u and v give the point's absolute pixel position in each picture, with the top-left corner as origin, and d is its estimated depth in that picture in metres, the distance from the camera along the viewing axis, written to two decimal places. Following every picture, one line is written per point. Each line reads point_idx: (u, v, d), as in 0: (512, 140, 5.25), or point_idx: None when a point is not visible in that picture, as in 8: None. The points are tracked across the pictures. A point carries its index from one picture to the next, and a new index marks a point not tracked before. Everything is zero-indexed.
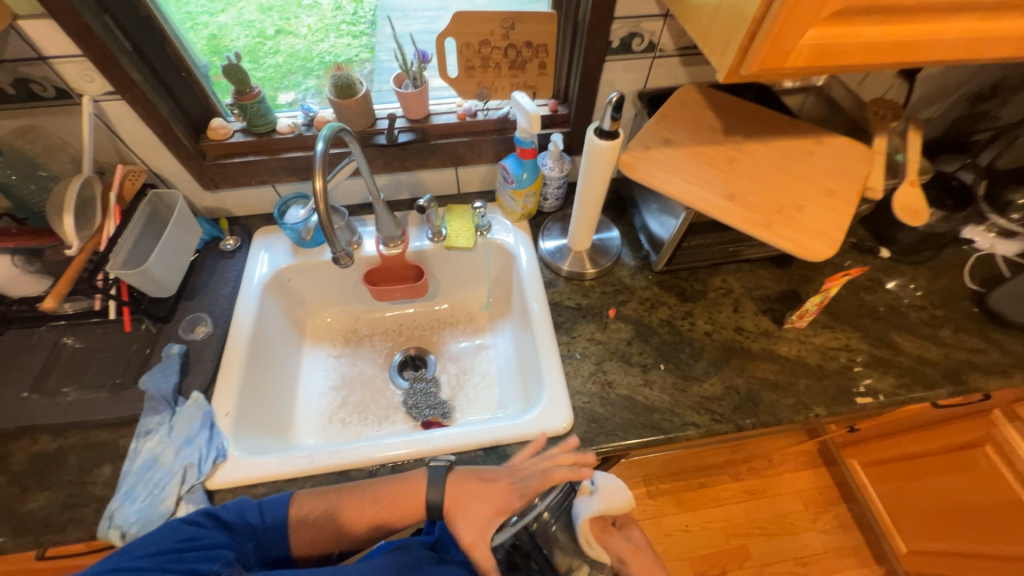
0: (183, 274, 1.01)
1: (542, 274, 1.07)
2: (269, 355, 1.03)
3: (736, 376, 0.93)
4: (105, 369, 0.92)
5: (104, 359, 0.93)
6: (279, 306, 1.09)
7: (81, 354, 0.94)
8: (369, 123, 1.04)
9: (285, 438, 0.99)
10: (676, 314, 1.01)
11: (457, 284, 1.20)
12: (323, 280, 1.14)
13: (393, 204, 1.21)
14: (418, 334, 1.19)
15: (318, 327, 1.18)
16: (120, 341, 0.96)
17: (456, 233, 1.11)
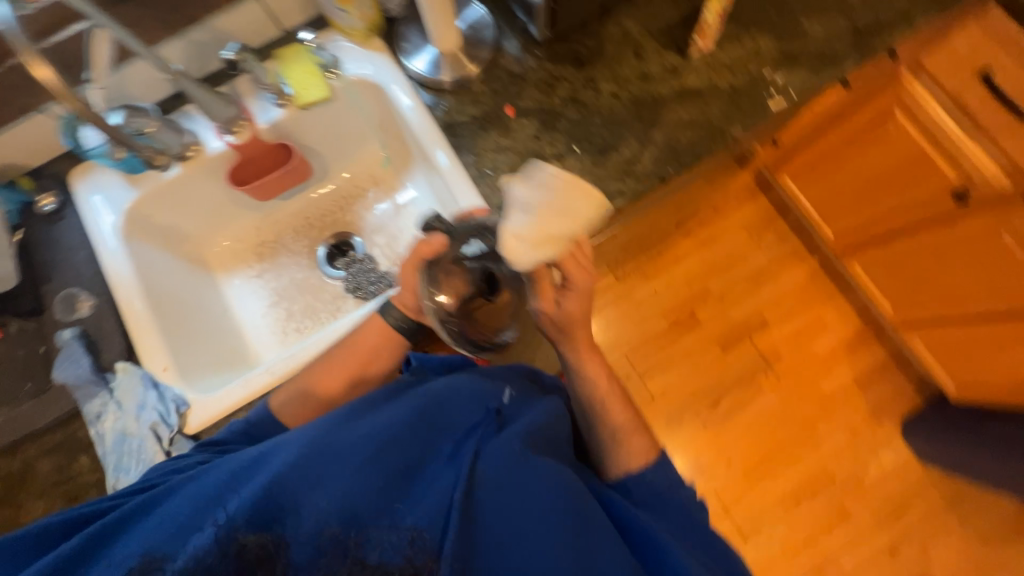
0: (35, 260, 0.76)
1: (430, 118, 0.83)
2: (177, 299, 0.82)
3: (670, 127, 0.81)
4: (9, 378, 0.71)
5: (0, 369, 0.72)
6: (155, 250, 0.83)
7: None
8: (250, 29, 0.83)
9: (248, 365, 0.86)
10: (577, 85, 0.83)
11: (339, 139, 0.93)
12: (191, 204, 0.86)
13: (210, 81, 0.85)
14: (332, 217, 0.96)
15: (214, 256, 0.93)
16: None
17: (302, 86, 0.82)
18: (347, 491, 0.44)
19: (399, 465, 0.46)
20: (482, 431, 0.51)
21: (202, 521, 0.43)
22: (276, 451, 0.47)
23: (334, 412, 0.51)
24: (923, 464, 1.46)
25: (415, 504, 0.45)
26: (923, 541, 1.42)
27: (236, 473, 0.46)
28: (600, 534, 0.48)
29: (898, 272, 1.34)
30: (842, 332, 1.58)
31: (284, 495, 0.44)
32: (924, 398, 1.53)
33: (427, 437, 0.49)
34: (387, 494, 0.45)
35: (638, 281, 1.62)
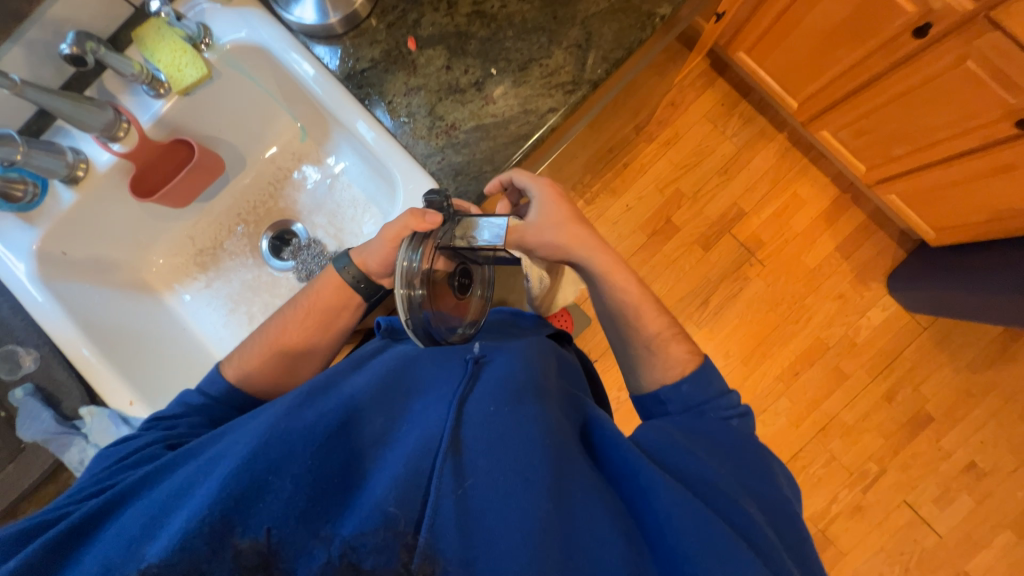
0: None
1: (336, 74, 0.74)
2: (124, 332, 0.79)
3: (591, 11, 0.72)
4: None
5: None
6: (85, 285, 0.78)
7: None
8: (86, 13, 0.71)
9: None
10: None
11: (248, 122, 0.84)
12: (104, 227, 0.79)
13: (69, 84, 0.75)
14: (264, 209, 0.89)
15: (156, 275, 0.87)
16: None
17: (176, 65, 0.72)
18: (311, 464, 0.40)
19: (364, 439, 0.44)
20: (458, 383, 0.50)
21: (164, 520, 0.38)
22: (229, 448, 0.43)
23: (291, 399, 0.48)
24: (908, 312, 1.51)
25: (387, 463, 0.42)
26: (916, 381, 1.49)
27: (195, 472, 0.42)
28: (579, 458, 0.46)
29: (865, 127, 1.29)
30: (819, 204, 1.56)
31: (244, 482, 0.38)
32: (905, 250, 1.54)
33: (393, 406, 0.48)
34: (354, 466, 0.42)
35: (608, 199, 1.57)
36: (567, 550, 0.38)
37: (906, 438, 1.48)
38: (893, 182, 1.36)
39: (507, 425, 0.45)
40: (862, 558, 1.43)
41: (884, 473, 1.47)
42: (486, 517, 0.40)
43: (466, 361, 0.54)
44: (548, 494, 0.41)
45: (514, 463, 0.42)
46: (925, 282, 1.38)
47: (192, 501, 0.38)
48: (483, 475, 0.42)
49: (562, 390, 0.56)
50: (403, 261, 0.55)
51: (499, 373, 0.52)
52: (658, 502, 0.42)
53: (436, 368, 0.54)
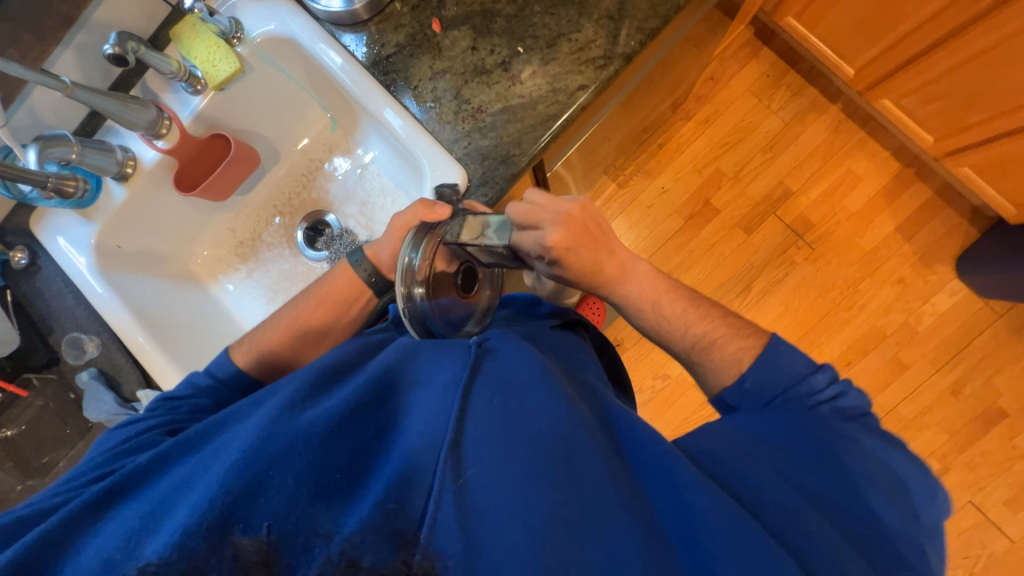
0: (10, 319, 0.75)
1: (362, 60, 0.73)
2: (173, 320, 0.83)
3: None
4: (55, 428, 0.77)
5: (44, 423, 0.77)
6: (139, 276, 0.83)
7: (18, 437, 0.76)
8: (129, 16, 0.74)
9: None
10: None
11: (280, 115, 0.86)
12: (155, 222, 0.84)
13: (117, 86, 0.78)
14: (298, 200, 0.91)
15: (205, 267, 0.92)
16: (36, 407, 0.77)
17: (211, 61, 0.74)
18: (312, 459, 0.39)
19: (367, 433, 0.43)
20: (459, 371, 0.46)
21: (171, 514, 0.39)
22: (231, 442, 0.43)
23: (293, 389, 0.46)
24: (980, 297, 1.37)
25: (388, 460, 0.41)
26: (989, 373, 1.36)
27: (197, 468, 0.43)
28: (596, 451, 0.45)
29: (934, 92, 1.16)
30: (877, 181, 1.43)
31: (244, 477, 0.38)
32: (978, 229, 1.39)
33: (391, 397, 0.45)
34: (359, 461, 0.41)
35: (643, 182, 1.50)
36: (574, 534, 0.38)
37: (975, 435, 1.35)
38: (967, 154, 1.23)
39: (512, 420, 0.43)
40: None
41: (948, 471, 1.35)
42: (494, 512, 0.38)
43: (470, 345, 0.51)
44: (556, 487, 0.40)
45: (523, 456, 0.41)
46: (1003, 264, 1.24)
47: (193, 494, 0.39)
48: (489, 468, 0.40)
49: (572, 380, 0.53)
50: (406, 258, 0.59)
51: (510, 364, 0.49)
52: (693, 502, 0.41)
53: (438, 354, 0.50)
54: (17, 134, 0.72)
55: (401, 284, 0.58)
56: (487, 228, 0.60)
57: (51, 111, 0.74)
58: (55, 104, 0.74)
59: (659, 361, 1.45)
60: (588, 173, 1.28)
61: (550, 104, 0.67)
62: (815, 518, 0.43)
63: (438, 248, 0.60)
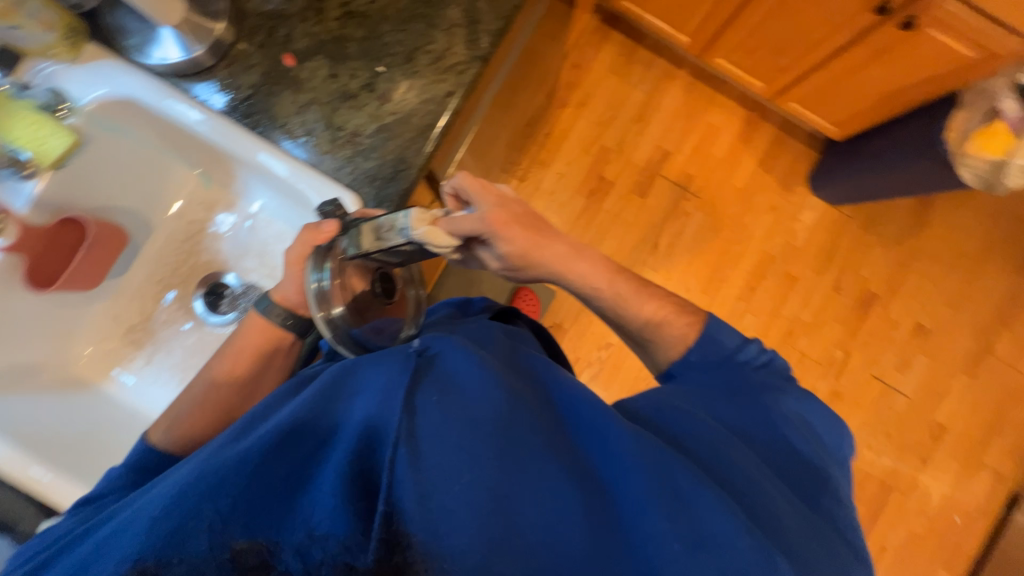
0: None
1: (219, 106, 0.70)
2: (66, 430, 0.74)
3: None
4: None
5: None
6: (7, 396, 0.71)
7: None
8: None
9: None
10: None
11: (142, 182, 0.79)
12: (13, 332, 0.73)
13: None
14: (187, 267, 0.84)
15: (92, 366, 0.81)
16: None
17: (34, 139, 0.65)
18: (241, 488, 0.36)
19: (311, 440, 0.40)
20: (400, 372, 0.43)
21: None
22: (151, 494, 0.38)
23: (238, 430, 0.45)
24: (834, 206, 1.62)
25: (327, 468, 0.38)
26: (857, 266, 1.62)
27: (120, 525, 0.38)
28: (546, 423, 0.44)
29: (753, 45, 1.35)
30: (733, 128, 1.64)
31: (170, 518, 0.35)
32: (818, 151, 1.65)
33: (333, 410, 0.42)
34: (304, 471, 0.38)
35: (540, 172, 1.58)
36: (525, 512, 0.37)
37: (861, 319, 1.60)
38: (791, 91, 1.45)
39: (449, 400, 0.41)
40: None
41: (850, 355, 1.59)
42: (445, 502, 0.36)
43: (409, 355, 0.47)
44: (499, 458, 0.39)
45: (473, 442, 0.39)
46: (841, 175, 1.48)
47: (123, 541, 0.36)
48: (438, 459, 0.37)
49: (515, 362, 0.52)
50: (313, 287, 0.59)
51: (454, 358, 0.46)
52: (631, 463, 0.41)
53: (378, 366, 0.46)
54: None
55: (314, 310, 0.58)
56: (382, 232, 0.53)
57: None
58: None
59: (599, 332, 1.53)
60: (486, 174, 1.32)
61: (424, 115, 0.69)
62: (737, 450, 0.48)
63: (344, 265, 0.60)
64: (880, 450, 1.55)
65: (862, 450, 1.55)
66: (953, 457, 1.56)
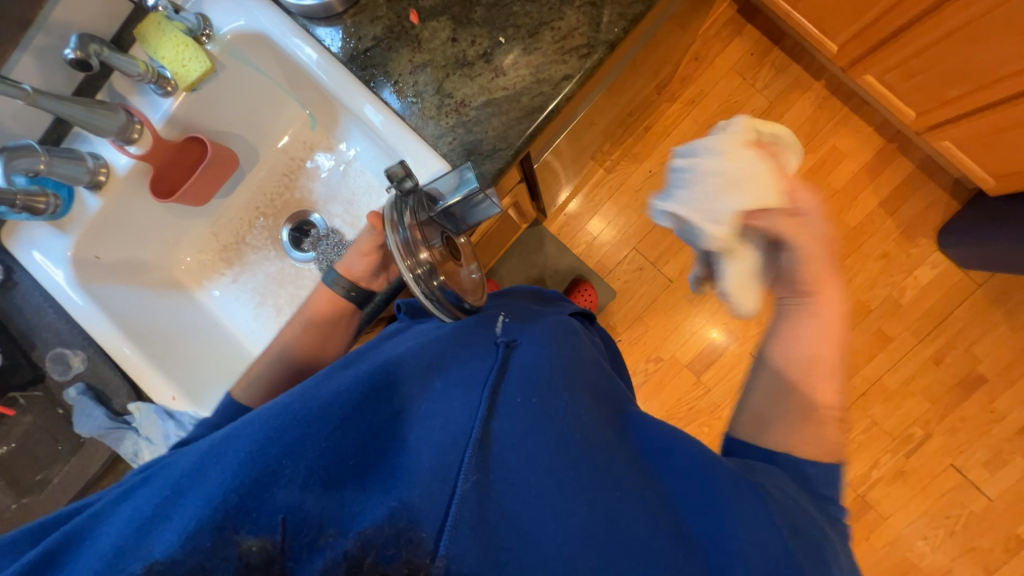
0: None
1: (339, 54, 0.71)
2: (162, 327, 0.82)
3: None
4: (46, 445, 0.77)
5: (34, 439, 0.76)
6: (121, 287, 0.81)
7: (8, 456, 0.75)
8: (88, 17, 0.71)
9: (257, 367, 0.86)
10: None
11: (258, 115, 0.84)
12: (131, 230, 0.81)
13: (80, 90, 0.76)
14: (281, 201, 0.89)
15: (191, 271, 0.89)
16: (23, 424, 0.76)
17: (179, 61, 0.72)
18: (325, 448, 0.42)
19: (380, 415, 0.46)
20: (486, 372, 0.51)
21: (183, 499, 0.41)
22: (244, 430, 0.43)
23: (312, 379, 0.50)
24: (961, 269, 1.40)
25: (409, 448, 0.44)
26: (969, 341, 1.40)
27: (212, 450, 0.44)
28: (614, 450, 0.48)
29: (915, 67, 1.16)
30: (861, 157, 1.44)
31: (264, 460, 0.41)
32: (959, 201, 1.41)
33: (416, 391, 0.48)
34: (371, 447, 0.44)
35: (630, 166, 1.49)
36: (602, 544, 0.41)
37: (956, 401, 1.40)
38: (948, 128, 1.24)
39: (538, 416, 0.47)
40: (904, 523, 1.40)
41: (930, 437, 1.40)
42: (517, 514, 0.42)
43: (498, 345, 0.54)
44: (580, 494, 0.43)
45: (548, 460, 0.44)
46: (980, 235, 1.27)
47: (207, 483, 0.40)
48: (512, 474, 0.44)
49: (592, 383, 0.55)
50: (398, 247, 0.56)
51: (528, 364, 0.52)
52: (727, 524, 0.42)
53: (467, 350, 0.53)
54: None
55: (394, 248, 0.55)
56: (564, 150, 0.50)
57: (13, 119, 0.72)
58: (17, 112, 0.71)
59: (653, 344, 1.47)
60: (574, 159, 1.27)
61: (534, 92, 0.66)
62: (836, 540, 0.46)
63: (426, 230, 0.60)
64: (936, 545, 1.39)
65: (914, 540, 1.39)
66: None
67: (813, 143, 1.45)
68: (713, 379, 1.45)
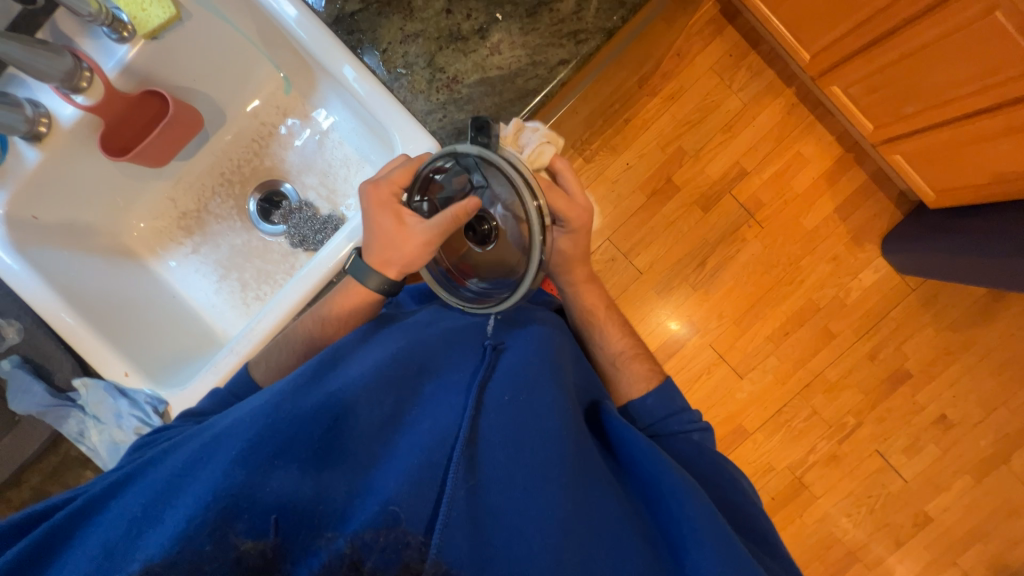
0: None
1: (322, 15, 0.66)
2: (111, 299, 0.75)
3: None
4: None
5: None
6: (63, 252, 0.73)
7: None
8: None
9: (219, 344, 0.82)
10: None
11: (227, 73, 0.77)
12: (75, 190, 0.73)
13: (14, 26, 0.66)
14: (250, 170, 0.83)
15: (145, 239, 0.82)
16: None
17: (138, 3, 0.65)
18: (316, 448, 0.43)
19: (372, 416, 0.46)
20: (473, 373, 0.51)
21: (172, 500, 0.41)
22: (232, 429, 0.44)
23: (298, 375, 0.49)
24: (899, 274, 1.53)
25: (399, 451, 0.45)
26: (900, 340, 1.54)
27: (198, 453, 0.44)
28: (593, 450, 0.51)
29: (878, 83, 1.24)
30: (821, 164, 1.53)
31: (252, 462, 0.41)
32: (903, 211, 1.53)
33: (403, 391, 0.49)
34: (359, 450, 0.45)
35: (608, 157, 1.50)
36: (583, 542, 0.43)
37: (885, 393, 1.55)
38: (900, 143, 1.33)
39: (523, 415, 0.48)
40: (832, 501, 1.54)
41: (861, 425, 1.54)
42: (502, 512, 0.43)
43: (485, 347, 0.54)
44: (566, 493, 0.44)
45: (535, 459, 0.45)
46: (918, 244, 1.39)
47: (197, 484, 0.41)
48: (497, 470, 0.45)
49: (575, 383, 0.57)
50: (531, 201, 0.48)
51: (519, 363, 0.52)
52: (681, 511, 0.46)
53: (454, 349, 0.53)
54: None
55: (541, 197, 0.49)
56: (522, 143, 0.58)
57: None
58: None
59: None
60: None
61: (528, 74, 0.64)
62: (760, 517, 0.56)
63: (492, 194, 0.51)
64: (857, 521, 1.54)
65: (840, 517, 1.54)
66: (927, 548, 1.55)
67: (780, 147, 1.52)
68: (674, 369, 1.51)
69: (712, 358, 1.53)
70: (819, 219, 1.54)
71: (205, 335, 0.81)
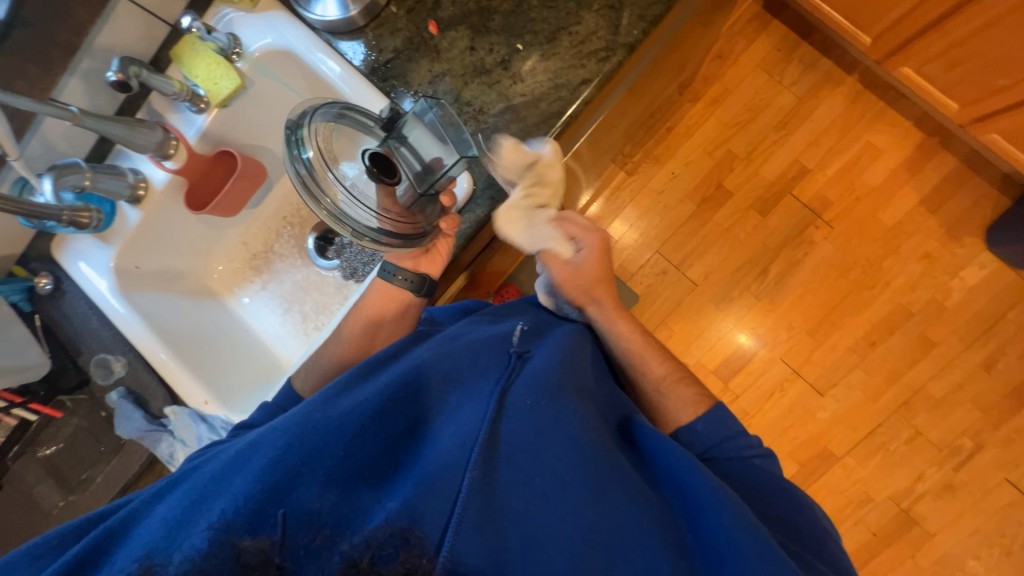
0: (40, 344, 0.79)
1: (361, 67, 0.72)
2: (196, 334, 0.86)
3: None
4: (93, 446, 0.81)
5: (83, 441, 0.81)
6: (159, 295, 0.84)
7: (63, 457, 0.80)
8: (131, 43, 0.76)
9: (285, 372, 0.89)
10: None
11: (285, 128, 0.87)
12: (168, 241, 0.85)
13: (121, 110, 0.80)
14: (307, 211, 0.91)
15: (224, 279, 0.93)
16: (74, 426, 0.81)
17: (212, 79, 0.75)
18: (342, 453, 0.45)
19: (398, 425, 0.48)
20: (496, 379, 0.50)
21: (211, 500, 0.45)
22: (268, 434, 0.47)
23: (333, 386, 0.52)
24: (1013, 269, 1.31)
25: (421, 458, 0.46)
26: (1023, 347, 1.31)
27: (238, 454, 0.47)
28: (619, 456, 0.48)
29: (958, 59, 1.10)
30: (898, 153, 1.38)
31: (284, 466, 0.44)
32: (1009, 196, 1.33)
33: (427, 402, 0.50)
34: (385, 457, 0.46)
35: (652, 168, 1.46)
36: (605, 553, 0.42)
37: (1011, 410, 1.31)
38: (994, 120, 1.17)
39: (541, 422, 0.47)
40: (953, 540, 1.31)
41: (982, 449, 1.31)
42: (519, 514, 0.43)
43: (510, 355, 0.53)
44: (583, 500, 0.43)
45: (553, 464, 0.45)
46: None
47: (234, 485, 0.44)
48: (514, 474, 0.45)
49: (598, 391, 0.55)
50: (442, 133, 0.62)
51: (540, 369, 0.51)
52: (716, 522, 0.44)
53: (482, 357, 0.53)
54: (31, 164, 0.75)
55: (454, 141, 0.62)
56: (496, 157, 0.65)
57: (63, 138, 0.76)
58: (66, 132, 0.76)
59: (677, 349, 1.43)
60: (595, 163, 1.25)
61: (551, 96, 0.66)
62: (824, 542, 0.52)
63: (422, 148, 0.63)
64: (989, 564, 1.29)
65: (965, 559, 1.30)
66: None
67: (845, 138, 1.39)
68: (741, 386, 1.40)
69: (786, 374, 1.39)
70: (903, 212, 1.37)
71: (273, 363, 0.89)
